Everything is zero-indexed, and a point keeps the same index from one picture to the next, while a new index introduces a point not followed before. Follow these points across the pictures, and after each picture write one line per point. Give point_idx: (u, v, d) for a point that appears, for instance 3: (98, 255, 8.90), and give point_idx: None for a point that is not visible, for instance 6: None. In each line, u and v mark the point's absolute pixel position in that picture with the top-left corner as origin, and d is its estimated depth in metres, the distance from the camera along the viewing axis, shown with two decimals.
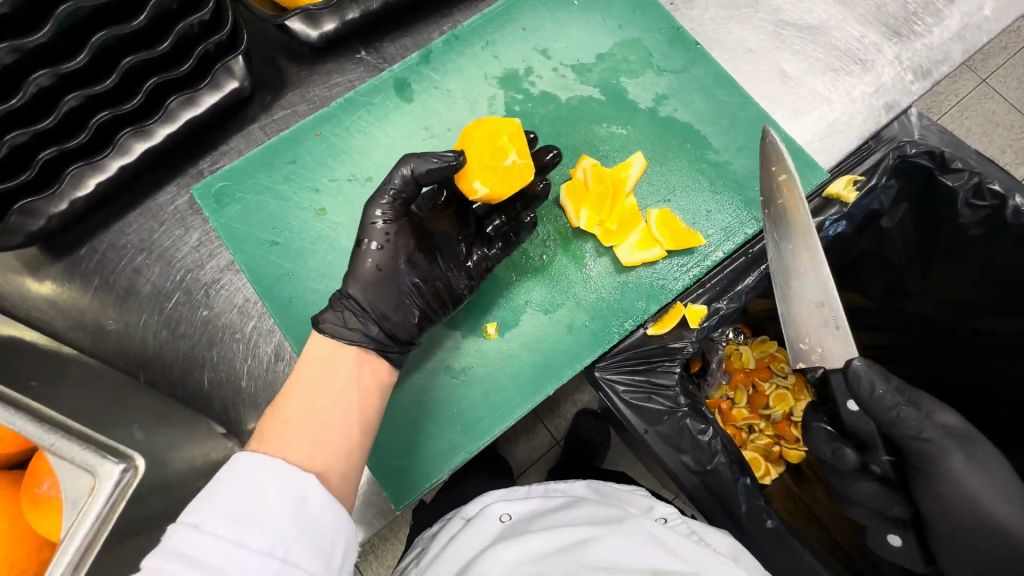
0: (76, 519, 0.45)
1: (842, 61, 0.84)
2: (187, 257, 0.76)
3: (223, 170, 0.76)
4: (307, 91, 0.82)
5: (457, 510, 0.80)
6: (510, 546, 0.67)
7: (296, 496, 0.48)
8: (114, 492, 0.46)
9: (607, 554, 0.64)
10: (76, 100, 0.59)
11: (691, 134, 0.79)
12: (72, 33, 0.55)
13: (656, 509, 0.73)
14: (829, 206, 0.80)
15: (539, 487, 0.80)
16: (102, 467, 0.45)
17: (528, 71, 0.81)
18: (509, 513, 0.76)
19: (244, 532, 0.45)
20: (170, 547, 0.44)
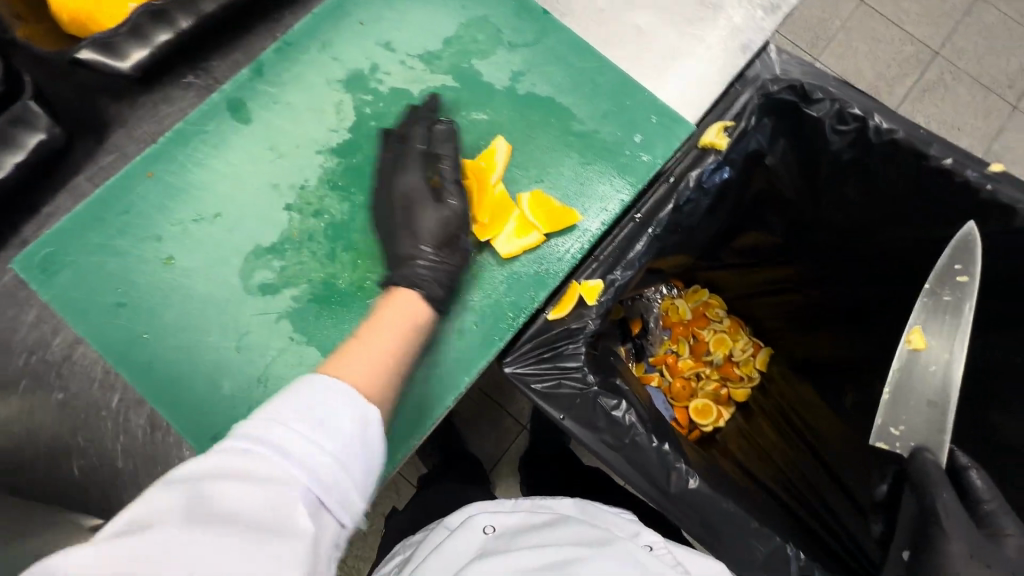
0: None
1: (694, 7, 0.82)
2: (27, 337, 0.67)
3: (47, 235, 0.68)
4: (135, 129, 0.74)
5: (443, 521, 0.79)
6: (491, 560, 0.64)
7: (355, 419, 0.47)
8: None
9: (595, 572, 0.61)
10: None
11: (554, 107, 0.76)
12: None
13: (642, 536, 0.72)
14: (706, 155, 0.78)
15: (526, 503, 0.78)
16: None
17: (375, 68, 0.76)
18: (492, 525, 0.73)
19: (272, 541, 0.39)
20: (175, 477, 0.41)
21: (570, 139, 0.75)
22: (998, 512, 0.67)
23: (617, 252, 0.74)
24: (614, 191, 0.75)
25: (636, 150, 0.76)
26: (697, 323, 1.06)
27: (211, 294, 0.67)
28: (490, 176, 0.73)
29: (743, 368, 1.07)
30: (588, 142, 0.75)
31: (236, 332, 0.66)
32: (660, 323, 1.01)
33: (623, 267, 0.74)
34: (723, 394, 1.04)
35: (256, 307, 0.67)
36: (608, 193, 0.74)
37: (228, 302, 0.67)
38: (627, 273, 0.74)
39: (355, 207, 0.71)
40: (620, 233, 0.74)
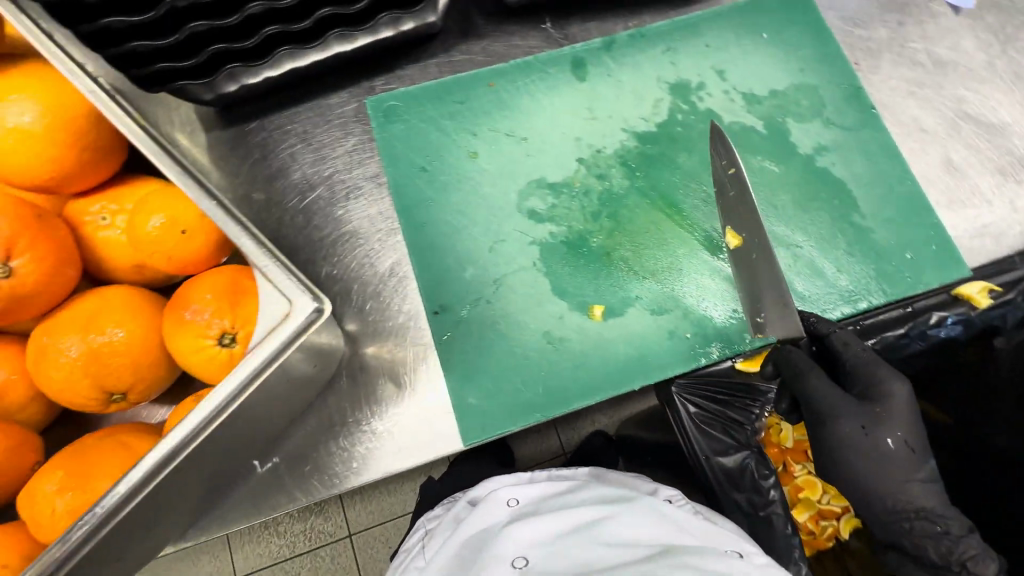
0: (267, 337, 0.51)
1: (1014, 167, 0.82)
2: (339, 158, 0.83)
3: (399, 92, 0.82)
4: (489, 45, 0.87)
5: (466, 493, 0.81)
6: (522, 525, 0.67)
7: None
8: (299, 325, 0.52)
9: (621, 529, 0.65)
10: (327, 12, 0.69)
11: (842, 191, 0.79)
12: None
13: (660, 491, 0.75)
14: (955, 304, 0.77)
15: (541, 475, 0.80)
16: (301, 300, 0.52)
17: (700, 86, 0.83)
18: (516, 499, 0.75)
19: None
20: None
21: (843, 226, 0.78)
22: (866, 362, 0.69)
23: None
24: (863, 291, 0.75)
25: (903, 266, 0.77)
26: (794, 455, 0.91)
27: (489, 197, 0.77)
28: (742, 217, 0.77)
29: (816, 529, 0.91)
30: (862, 237, 0.77)
31: (494, 236, 0.76)
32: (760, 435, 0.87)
33: None
34: None
35: (519, 225, 0.76)
36: (856, 291, 0.75)
37: (501, 209, 0.77)
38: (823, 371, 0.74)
39: (633, 188, 0.78)
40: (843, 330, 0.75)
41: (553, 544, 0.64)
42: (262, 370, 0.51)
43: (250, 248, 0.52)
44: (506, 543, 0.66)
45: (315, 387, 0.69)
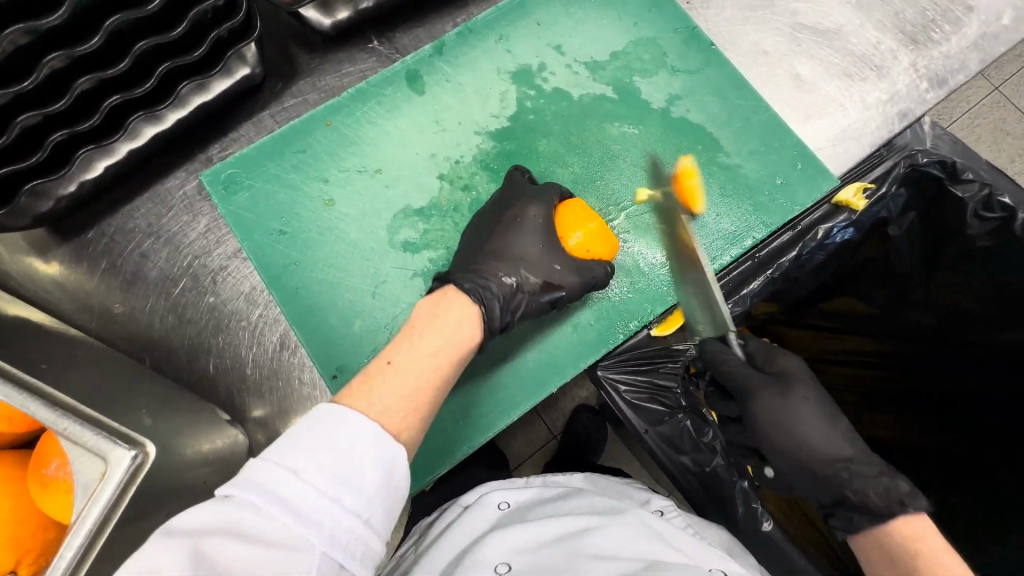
0: (88, 503, 0.47)
1: (857, 66, 0.83)
2: (194, 243, 0.77)
3: (233, 158, 0.76)
4: (318, 80, 0.81)
5: (458, 499, 0.80)
6: (509, 532, 0.66)
7: (387, 464, 0.47)
8: (125, 476, 0.49)
9: (605, 541, 0.63)
10: (116, 100, 0.63)
11: (703, 135, 0.80)
12: (116, 42, 0.59)
13: (653, 503, 0.76)
14: (838, 213, 0.76)
15: (537, 479, 0.82)
16: (114, 452, 0.48)
17: (542, 67, 0.80)
18: (507, 502, 0.76)
19: (343, 491, 0.44)
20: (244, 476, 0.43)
21: (712, 169, 0.79)
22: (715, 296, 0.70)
23: (731, 285, 0.76)
24: (746, 230, 0.78)
25: (776, 192, 0.79)
26: None
27: (359, 241, 0.74)
28: (617, 191, 0.77)
29: None
30: (731, 175, 0.79)
31: (375, 280, 0.73)
32: None
33: (734, 302, 0.76)
34: None
35: (396, 260, 0.74)
36: (738, 231, 0.78)
37: (373, 251, 0.74)
38: (737, 309, 0.77)
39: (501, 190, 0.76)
40: (739, 268, 0.75)
41: (537, 553, 0.63)
42: (93, 541, 0.47)
43: (43, 418, 0.48)
44: (489, 548, 0.64)
45: None
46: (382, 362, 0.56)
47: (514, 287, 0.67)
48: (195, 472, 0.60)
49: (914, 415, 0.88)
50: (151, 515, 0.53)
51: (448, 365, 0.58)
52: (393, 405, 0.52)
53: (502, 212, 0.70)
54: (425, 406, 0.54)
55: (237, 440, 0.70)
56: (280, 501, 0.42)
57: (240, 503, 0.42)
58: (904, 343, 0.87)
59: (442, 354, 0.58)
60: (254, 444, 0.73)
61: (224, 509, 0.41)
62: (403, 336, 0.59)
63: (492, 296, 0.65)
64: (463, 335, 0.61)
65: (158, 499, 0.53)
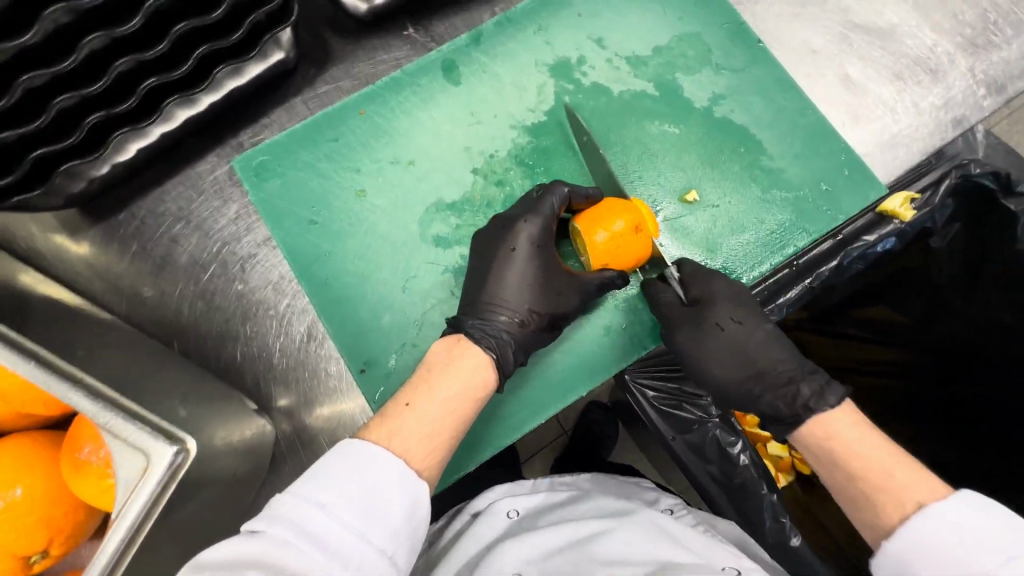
0: (129, 498, 0.48)
1: (911, 69, 0.79)
2: (224, 229, 0.76)
3: (265, 144, 0.75)
4: (351, 67, 0.79)
5: (464, 505, 0.79)
6: (518, 543, 0.65)
7: (410, 501, 0.49)
8: (166, 473, 0.49)
9: (617, 546, 0.63)
10: (152, 83, 0.62)
11: (746, 136, 0.77)
12: (154, 23, 0.58)
13: (662, 501, 0.76)
14: (883, 222, 0.75)
15: (544, 483, 0.80)
16: (156, 448, 0.49)
17: (581, 60, 0.78)
18: (516, 509, 0.74)
19: (369, 525, 0.46)
20: (273, 513, 0.45)
21: (754, 172, 0.76)
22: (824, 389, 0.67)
23: (769, 292, 0.75)
24: (790, 235, 0.75)
25: (821, 198, 0.76)
26: None
27: (390, 234, 0.73)
28: (655, 192, 0.75)
29: None
30: (774, 179, 0.76)
31: (405, 274, 0.72)
32: None
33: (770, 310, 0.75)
34: (785, 461, 0.89)
35: (426, 255, 0.73)
36: (779, 238, 0.75)
37: (404, 244, 0.73)
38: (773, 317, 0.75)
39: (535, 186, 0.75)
40: (777, 276, 0.74)
41: (548, 562, 0.63)
42: (136, 535, 0.48)
43: (86, 411, 0.48)
44: (501, 557, 0.64)
45: (257, 482, 0.70)
46: (398, 406, 0.56)
47: (522, 328, 0.66)
48: (225, 460, 0.60)
49: (921, 427, 0.88)
50: (183, 505, 0.53)
51: (467, 407, 0.58)
52: (412, 452, 0.53)
53: (531, 211, 0.68)
54: (443, 450, 0.55)
55: (264, 430, 0.70)
56: (309, 535, 0.44)
57: (270, 539, 0.43)
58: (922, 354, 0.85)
59: (460, 398, 0.57)
60: (280, 433, 0.73)
61: (254, 542, 0.43)
62: (419, 377, 0.59)
63: (503, 344, 0.64)
64: (481, 379, 0.60)
65: (190, 490, 0.53)
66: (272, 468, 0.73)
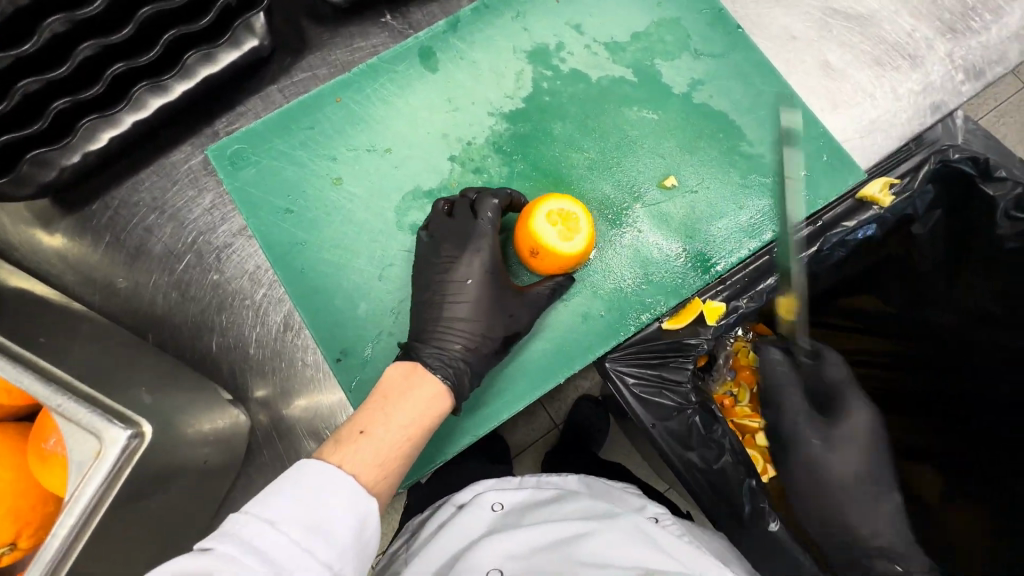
0: (79, 484, 0.45)
1: (890, 55, 0.79)
2: (199, 219, 0.75)
3: (240, 132, 0.74)
4: (328, 54, 0.78)
5: (450, 497, 0.79)
6: (502, 537, 0.65)
7: (360, 519, 0.48)
8: (120, 458, 0.46)
9: (601, 548, 0.63)
10: (119, 69, 0.61)
11: (725, 122, 0.77)
12: (119, 7, 0.57)
13: (649, 508, 0.72)
14: (862, 209, 0.74)
15: (531, 479, 0.79)
16: (107, 432, 0.46)
17: (560, 46, 0.77)
18: (501, 503, 0.74)
19: (317, 542, 0.45)
20: (225, 530, 0.44)
21: (733, 158, 0.76)
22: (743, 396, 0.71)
23: (748, 279, 0.72)
24: (768, 221, 0.75)
25: None
26: None
27: (367, 222, 0.73)
28: (635, 179, 0.75)
29: None
30: (754, 165, 0.76)
31: (382, 262, 0.72)
32: (729, 362, 0.83)
33: (749, 298, 0.72)
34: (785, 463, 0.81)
35: (404, 243, 0.72)
36: (758, 224, 0.75)
37: (381, 232, 0.73)
38: (753, 305, 0.72)
39: (513, 173, 0.74)
40: (755, 262, 0.72)
41: (530, 559, 0.63)
42: (87, 520, 0.45)
43: (39, 394, 0.46)
44: (483, 552, 0.64)
45: (232, 472, 0.69)
46: (353, 432, 0.54)
47: (475, 353, 0.67)
48: (196, 450, 0.59)
49: (905, 416, 0.87)
50: (152, 494, 0.53)
51: (422, 436, 0.57)
52: (363, 479, 0.51)
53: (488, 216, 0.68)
54: (395, 476, 0.53)
55: (240, 420, 0.70)
56: (259, 552, 0.43)
57: (219, 555, 0.42)
58: (903, 342, 0.86)
59: (414, 425, 0.56)
60: (257, 425, 0.72)
61: (203, 559, 0.41)
62: (375, 402, 0.57)
63: (460, 372, 0.64)
64: (439, 407, 0.59)
65: (157, 479, 0.52)
66: (249, 458, 0.72)
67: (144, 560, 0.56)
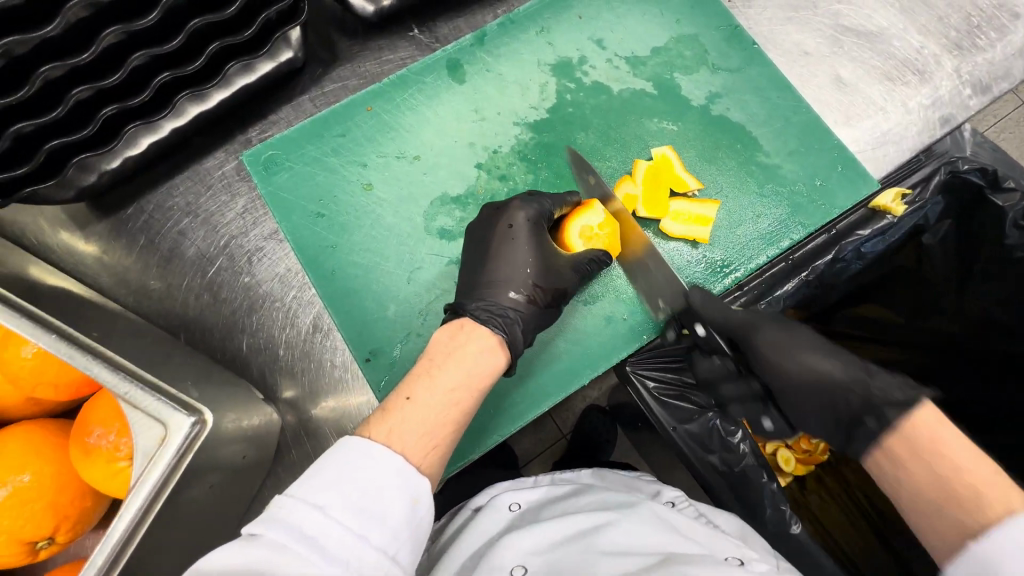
0: (148, 467, 0.49)
1: (900, 70, 0.81)
2: (231, 223, 0.77)
3: (273, 138, 0.77)
4: (358, 66, 0.81)
5: (467, 502, 0.79)
6: (522, 534, 0.65)
7: (410, 499, 0.49)
8: (183, 444, 0.51)
9: (621, 536, 0.62)
10: (166, 77, 0.63)
11: (742, 134, 0.79)
12: (170, 19, 0.59)
13: (664, 494, 0.74)
14: (875, 218, 0.77)
15: (545, 478, 0.81)
16: (175, 418, 0.50)
17: (582, 60, 0.80)
18: (518, 503, 0.75)
19: (368, 527, 0.45)
20: (278, 517, 0.44)
21: (750, 168, 0.79)
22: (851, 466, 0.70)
23: (765, 286, 0.76)
24: (785, 229, 0.77)
25: (815, 193, 0.78)
26: None
27: (395, 226, 0.75)
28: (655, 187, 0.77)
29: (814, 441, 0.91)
30: (770, 175, 0.79)
31: (409, 266, 0.74)
32: None
33: (767, 304, 0.75)
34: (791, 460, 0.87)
35: (431, 247, 0.75)
36: (775, 232, 0.77)
37: (408, 236, 0.75)
38: (770, 310, 0.76)
39: (537, 181, 0.77)
40: (773, 269, 0.76)
41: (552, 553, 0.62)
42: (154, 503, 0.49)
43: (107, 380, 0.49)
44: (504, 551, 0.63)
45: (261, 471, 0.70)
46: (398, 399, 0.55)
47: (527, 304, 0.67)
48: (232, 446, 0.60)
49: None
50: (191, 487, 0.54)
51: (471, 399, 0.57)
52: (411, 451, 0.52)
53: (523, 211, 0.69)
54: (443, 447, 0.54)
55: (271, 418, 0.71)
56: (306, 538, 0.43)
57: (269, 543, 0.42)
58: (918, 350, 0.86)
59: (462, 389, 0.56)
60: (285, 424, 0.74)
61: (252, 547, 0.42)
62: (421, 369, 0.58)
63: (510, 323, 0.65)
64: (492, 363, 0.60)
65: (198, 472, 0.54)
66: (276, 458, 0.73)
67: (178, 554, 0.57)
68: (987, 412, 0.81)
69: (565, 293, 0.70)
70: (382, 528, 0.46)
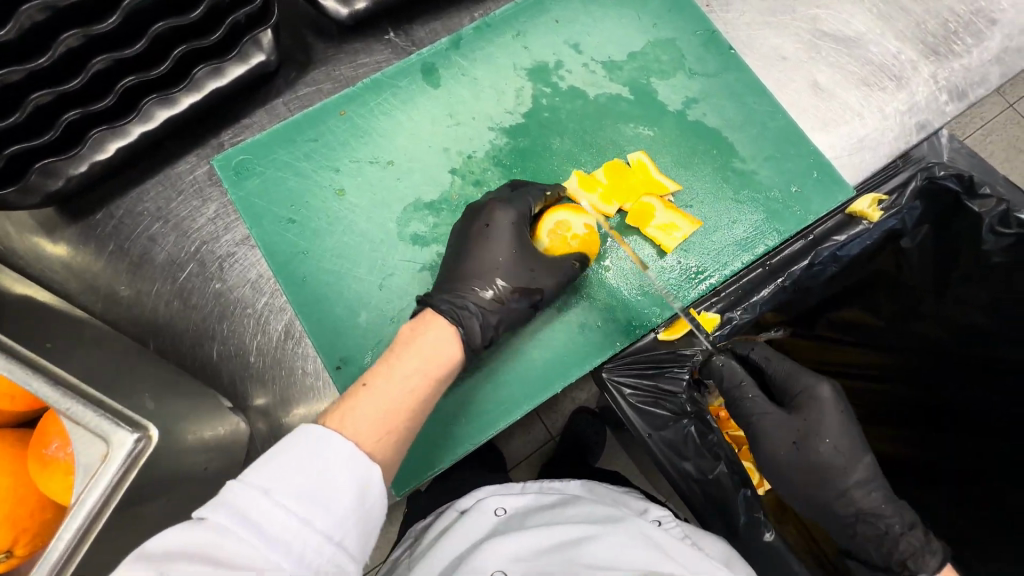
0: (88, 484, 0.47)
1: (877, 75, 0.81)
2: (203, 229, 0.77)
3: (245, 143, 0.76)
4: (333, 69, 0.80)
5: (453, 503, 0.78)
6: (506, 539, 0.65)
7: (359, 484, 0.48)
8: (126, 460, 0.49)
9: (604, 552, 0.62)
10: (131, 82, 0.62)
11: (719, 139, 0.79)
12: (132, 23, 0.58)
13: (650, 512, 0.73)
14: (852, 223, 0.75)
15: (532, 486, 0.79)
16: (117, 434, 0.49)
17: (559, 64, 0.80)
18: (503, 508, 0.74)
19: (314, 511, 0.45)
20: (223, 500, 0.43)
21: (727, 174, 0.78)
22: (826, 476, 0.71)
23: (743, 291, 0.74)
24: (761, 235, 0.77)
25: (792, 199, 0.78)
26: None
27: (369, 232, 0.74)
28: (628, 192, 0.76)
29: None
30: (746, 181, 0.78)
31: (382, 272, 0.73)
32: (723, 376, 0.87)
33: (744, 309, 0.74)
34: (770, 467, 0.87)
35: (405, 253, 0.74)
36: (751, 238, 0.77)
37: (382, 242, 0.74)
38: (746, 315, 0.75)
39: None
40: (749, 274, 0.74)
41: (535, 562, 0.62)
42: (96, 521, 0.48)
43: (46, 397, 0.48)
44: (486, 554, 0.63)
45: (231, 480, 0.70)
46: (357, 386, 0.55)
47: (495, 301, 0.67)
48: (198, 457, 0.60)
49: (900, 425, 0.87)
50: (151, 498, 0.53)
51: (428, 385, 0.57)
52: (363, 436, 0.51)
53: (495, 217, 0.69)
54: (399, 432, 0.54)
55: (240, 428, 0.70)
56: (252, 522, 0.42)
57: (212, 526, 0.42)
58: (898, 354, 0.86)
59: (418, 376, 0.57)
60: (256, 432, 0.73)
61: (197, 531, 0.41)
62: (382, 358, 0.59)
63: (471, 317, 0.65)
64: (447, 354, 0.60)
65: (158, 483, 0.53)
66: (248, 466, 0.73)
67: None
68: (971, 416, 0.81)
69: (541, 292, 0.69)
70: (330, 515, 0.45)
